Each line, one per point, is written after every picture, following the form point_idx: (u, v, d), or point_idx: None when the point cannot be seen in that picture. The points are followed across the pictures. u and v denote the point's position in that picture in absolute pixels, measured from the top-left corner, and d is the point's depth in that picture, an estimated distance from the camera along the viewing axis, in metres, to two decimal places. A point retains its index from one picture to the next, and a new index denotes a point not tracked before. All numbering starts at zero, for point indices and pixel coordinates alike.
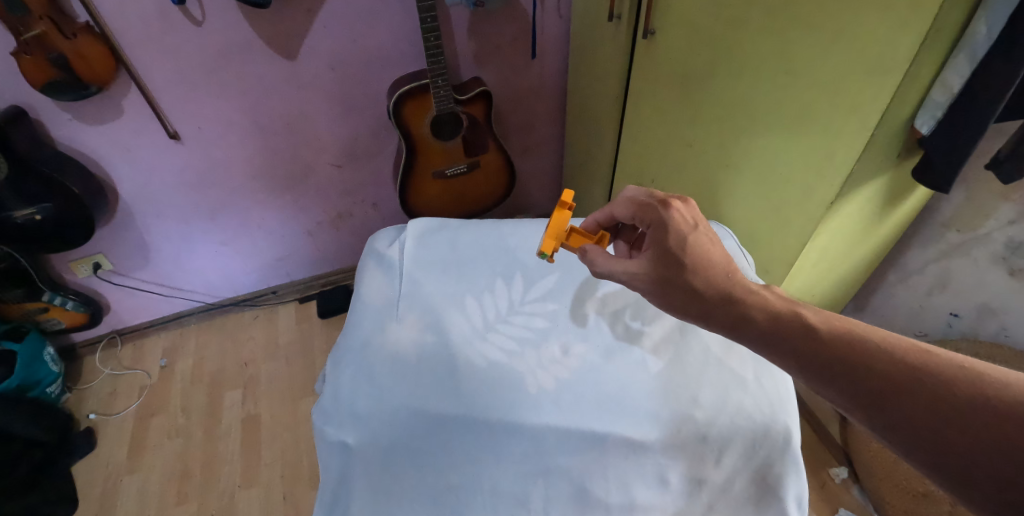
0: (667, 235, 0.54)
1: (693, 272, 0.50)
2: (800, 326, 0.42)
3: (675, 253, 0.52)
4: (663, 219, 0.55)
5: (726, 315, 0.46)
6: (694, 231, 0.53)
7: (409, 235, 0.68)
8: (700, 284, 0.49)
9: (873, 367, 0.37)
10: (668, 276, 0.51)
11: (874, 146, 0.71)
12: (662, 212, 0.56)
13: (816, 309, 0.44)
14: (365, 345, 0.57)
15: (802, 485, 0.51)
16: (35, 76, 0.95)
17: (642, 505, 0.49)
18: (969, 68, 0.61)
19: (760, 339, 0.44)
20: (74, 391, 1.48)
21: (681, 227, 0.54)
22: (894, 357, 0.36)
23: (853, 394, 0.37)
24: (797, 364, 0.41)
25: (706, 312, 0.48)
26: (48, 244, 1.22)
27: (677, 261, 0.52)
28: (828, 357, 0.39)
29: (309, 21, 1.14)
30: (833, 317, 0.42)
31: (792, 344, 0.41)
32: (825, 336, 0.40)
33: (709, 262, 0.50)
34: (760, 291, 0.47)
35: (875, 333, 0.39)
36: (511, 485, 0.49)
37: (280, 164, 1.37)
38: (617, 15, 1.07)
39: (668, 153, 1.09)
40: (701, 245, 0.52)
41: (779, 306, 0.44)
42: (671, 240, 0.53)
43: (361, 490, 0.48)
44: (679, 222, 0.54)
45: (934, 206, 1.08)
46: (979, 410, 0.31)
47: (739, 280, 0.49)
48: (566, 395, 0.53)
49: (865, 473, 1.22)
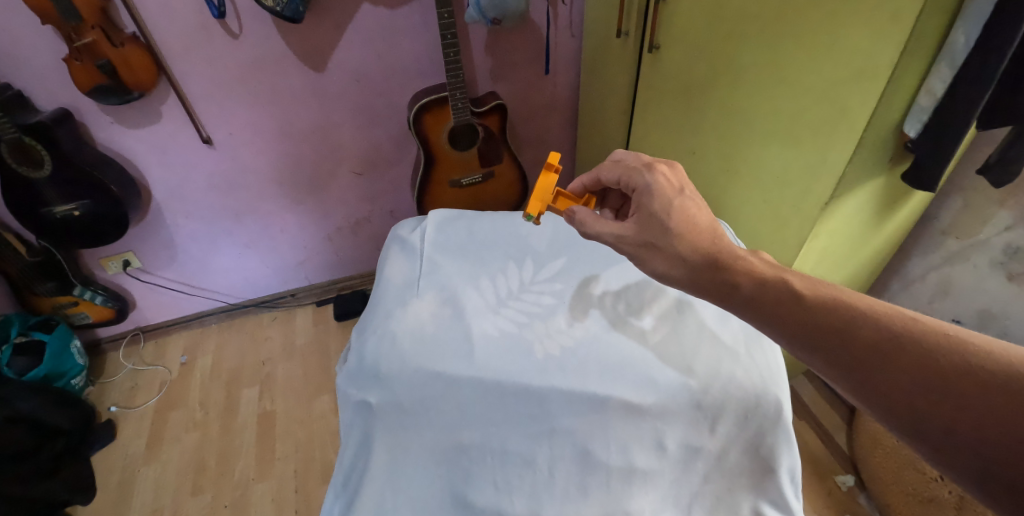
0: (653, 199, 0.57)
1: (681, 237, 0.53)
2: (785, 294, 0.43)
3: (659, 215, 0.56)
4: (648, 184, 0.59)
5: (715, 282, 0.48)
6: (679, 196, 0.57)
7: (429, 223, 0.74)
8: (687, 250, 0.52)
9: (854, 334, 0.37)
10: (656, 242, 0.54)
11: (865, 149, 0.75)
12: (647, 177, 0.60)
13: (802, 275, 0.45)
14: (388, 316, 0.62)
15: (794, 458, 0.55)
16: (83, 81, 1.03)
17: (641, 469, 0.52)
18: (951, 74, 0.66)
19: (750, 305, 0.45)
20: (97, 384, 1.54)
21: (668, 193, 0.57)
22: (875, 324, 0.37)
23: (835, 358, 0.38)
24: (778, 326, 0.42)
25: (696, 280, 0.50)
26: (82, 241, 1.28)
27: (663, 226, 0.55)
28: (811, 325, 0.40)
29: (336, 36, 1.22)
30: (822, 286, 0.42)
31: (777, 310, 0.43)
32: (810, 305, 0.41)
33: (694, 227, 0.53)
34: (748, 259, 0.48)
35: (861, 302, 0.39)
36: (520, 446, 0.53)
37: (303, 170, 1.44)
38: (624, 31, 1.14)
39: (672, 162, 1.14)
40: (686, 210, 0.55)
41: (766, 274, 0.46)
42: (657, 203, 0.57)
43: (380, 445, 0.53)
44: (665, 187, 0.58)
45: (935, 214, 1.11)
46: (960, 377, 0.31)
47: (726, 245, 0.51)
48: (572, 361, 0.57)
49: (871, 481, 1.22)
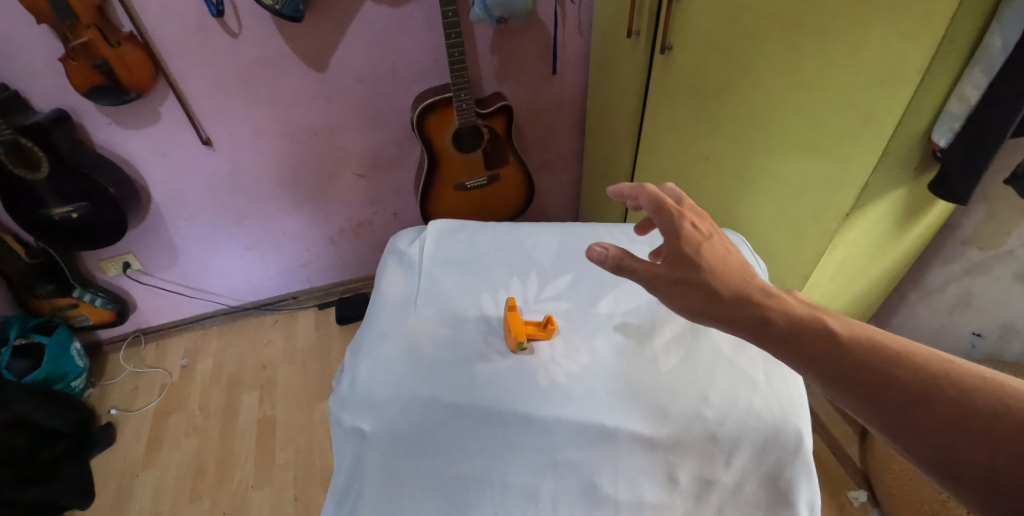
0: (682, 243, 0.50)
1: (718, 278, 0.47)
2: (820, 333, 0.39)
3: (691, 256, 0.49)
4: (675, 227, 0.51)
5: (745, 316, 0.44)
6: (707, 240, 0.51)
7: (429, 235, 0.72)
8: (722, 287, 0.46)
9: (893, 375, 0.35)
10: (690, 278, 0.48)
11: (889, 159, 0.71)
12: (676, 218, 0.52)
13: (836, 315, 0.42)
14: (384, 336, 0.60)
15: (813, 489, 0.51)
16: (80, 81, 1.01)
17: (651, 504, 0.49)
18: (986, 80, 0.62)
19: (783, 342, 0.41)
20: (97, 386, 1.53)
21: (696, 237, 0.51)
22: (913, 365, 0.35)
23: (872, 398, 0.35)
24: (812, 364, 0.39)
25: (726, 315, 0.45)
26: (81, 244, 1.26)
27: (698, 269, 0.48)
28: (846, 365, 0.37)
29: (339, 35, 1.19)
30: (856, 325, 0.40)
31: (813, 349, 0.39)
32: (848, 345, 0.38)
33: (728, 269, 0.48)
34: (780, 295, 0.44)
35: (896, 342, 0.37)
36: (522, 478, 0.50)
37: (305, 172, 1.42)
38: (636, 31, 1.09)
39: (684, 168, 1.10)
40: (719, 255, 0.49)
41: (798, 310, 0.42)
42: (689, 248, 0.50)
43: (371, 476, 0.50)
44: (693, 232, 0.51)
45: (956, 224, 1.05)
46: (1003, 425, 0.30)
47: (758, 282, 0.46)
48: (579, 387, 0.55)
49: (885, 498, 1.18)
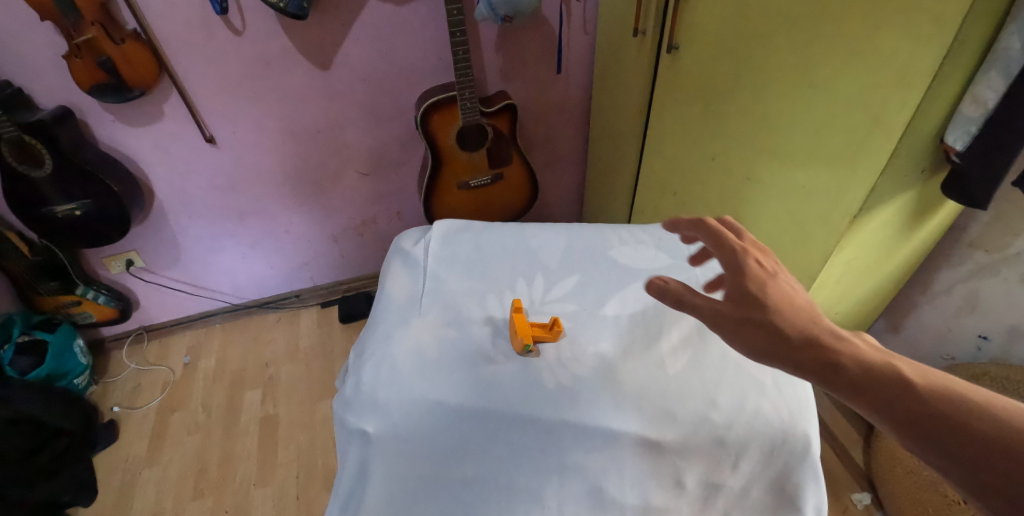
0: (746, 279, 0.47)
1: (783, 316, 0.44)
2: (895, 381, 0.36)
3: (755, 293, 0.46)
4: (739, 264, 0.48)
5: (811, 359, 0.40)
6: (773, 277, 0.47)
7: (434, 235, 0.72)
8: (786, 327, 0.43)
9: (979, 433, 0.31)
10: (753, 316, 0.44)
11: (898, 160, 0.71)
12: (739, 255, 0.49)
13: (910, 362, 0.38)
14: (389, 337, 0.60)
15: (820, 494, 0.51)
16: (84, 78, 1.00)
17: (657, 506, 0.50)
18: (1004, 82, 0.61)
19: (854, 390, 0.37)
20: (100, 384, 1.53)
21: (759, 274, 0.47)
22: (1003, 420, 0.31)
23: (959, 457, 0.31)
24: (887, 416, 0.35)
25: (789, 356, 0.41)
26: (84, 241, 1.26)
27: (761, 306, 0.45)
28: (928, 420, 0.33)
29: (343, 33, 1.19)
30: (934, 374, 0.36)
31: (885, 397, 0.35)
32: (929, 397, 0.34)
33: (795, 308, 0.44)
34: (850, 338, 0.41)
35: (982, 395, 0.33)
36: (528, 482, 0.50)
37: (308, 171, 1.42)
38: (641, 30, 1.09)
39: (690, 168, 1.10)
40: (785, 292, 0.46)
41: (871, 355, 0.38)
42: (753, 285, 0.46)
43: (375, 478, 0.49)
44: (757, 268, 0.48)
45: (963, 226, 1.04)
46: None
47: (825, 323, 0.43)
48: (585, 390, 0.54)
49: (888, 500, 1.18)
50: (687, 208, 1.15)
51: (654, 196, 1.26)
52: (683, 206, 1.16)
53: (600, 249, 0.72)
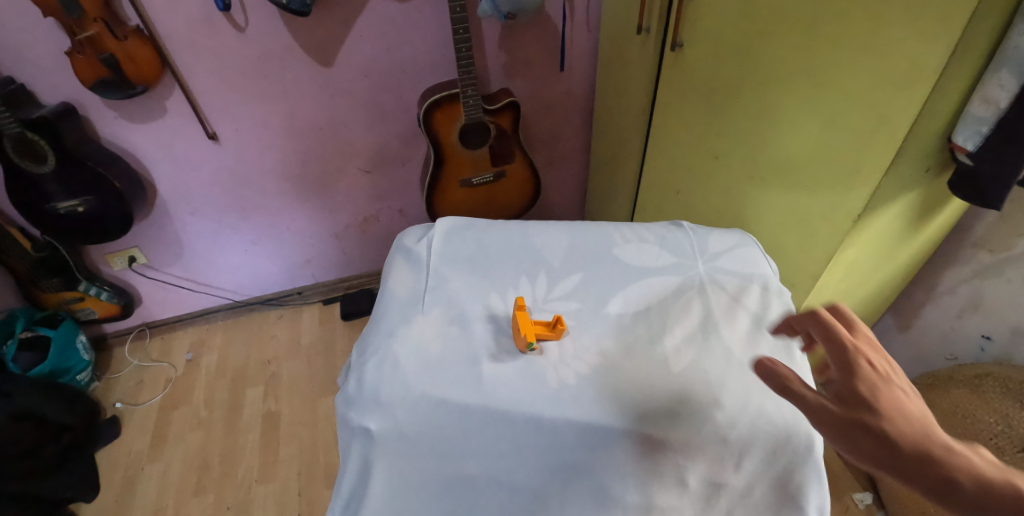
0: (859, 378, 0.39)
1: (902, 428, 0.36)
2: None
3: (869, 398, 0.38)
4: (851, 359, 0.41)
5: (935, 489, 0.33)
6: (889, 378, 0.40)
7: (436, 233, 0.72)
8: (903, 442, 0.35)
9: None
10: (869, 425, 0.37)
11: (904, 159, 0.70)
12: (851, 349, 0.41)
13: None
14: (392, 334, 0.60)
15: (824, 495, 0.51)
16: (87, 75, 1.00)
17: (661, 506, 0.49)
18: (1016, 82, 0.59)
19: None
20: (103, 380, 1.53)
21: (872, 372, 0.40)
22: None
23: None
24: None
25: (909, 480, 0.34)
26: (86, 237, 1.26)
27: (877, 413, 0.37)
28: None
29: (345, 30, 1.18)
30: None
31: None
32: None
33: (916, 421, 0.36)
34: (987, 468, 0.33)
35: None
36: (530, 480, 0.50)
37: (310, 168, 1.41)
38: (645, 27, 1.08)
39: (694, 166, 1.09)
40: (901, 397, 0.38)
41: (990, 470, 0.33)
42: (868, 388, 0.39)
43: (378, 476, 0.49)
44: (871, 366, 0.40)
45: (968, 226, 1.03)
46: None
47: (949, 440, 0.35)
48: (589, 389, 0.54)
49: (890, 500, 1.18)
50: (690, 206, 1.15)
51: (657, 194, 1.26)
52: (686, 204, 1.16)
53: (603, 247, 0.72)
